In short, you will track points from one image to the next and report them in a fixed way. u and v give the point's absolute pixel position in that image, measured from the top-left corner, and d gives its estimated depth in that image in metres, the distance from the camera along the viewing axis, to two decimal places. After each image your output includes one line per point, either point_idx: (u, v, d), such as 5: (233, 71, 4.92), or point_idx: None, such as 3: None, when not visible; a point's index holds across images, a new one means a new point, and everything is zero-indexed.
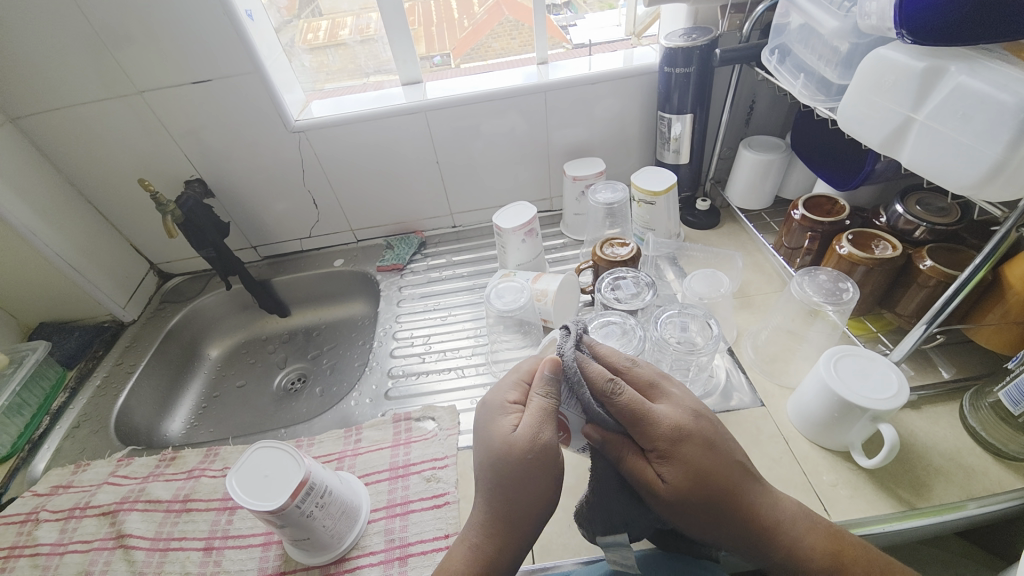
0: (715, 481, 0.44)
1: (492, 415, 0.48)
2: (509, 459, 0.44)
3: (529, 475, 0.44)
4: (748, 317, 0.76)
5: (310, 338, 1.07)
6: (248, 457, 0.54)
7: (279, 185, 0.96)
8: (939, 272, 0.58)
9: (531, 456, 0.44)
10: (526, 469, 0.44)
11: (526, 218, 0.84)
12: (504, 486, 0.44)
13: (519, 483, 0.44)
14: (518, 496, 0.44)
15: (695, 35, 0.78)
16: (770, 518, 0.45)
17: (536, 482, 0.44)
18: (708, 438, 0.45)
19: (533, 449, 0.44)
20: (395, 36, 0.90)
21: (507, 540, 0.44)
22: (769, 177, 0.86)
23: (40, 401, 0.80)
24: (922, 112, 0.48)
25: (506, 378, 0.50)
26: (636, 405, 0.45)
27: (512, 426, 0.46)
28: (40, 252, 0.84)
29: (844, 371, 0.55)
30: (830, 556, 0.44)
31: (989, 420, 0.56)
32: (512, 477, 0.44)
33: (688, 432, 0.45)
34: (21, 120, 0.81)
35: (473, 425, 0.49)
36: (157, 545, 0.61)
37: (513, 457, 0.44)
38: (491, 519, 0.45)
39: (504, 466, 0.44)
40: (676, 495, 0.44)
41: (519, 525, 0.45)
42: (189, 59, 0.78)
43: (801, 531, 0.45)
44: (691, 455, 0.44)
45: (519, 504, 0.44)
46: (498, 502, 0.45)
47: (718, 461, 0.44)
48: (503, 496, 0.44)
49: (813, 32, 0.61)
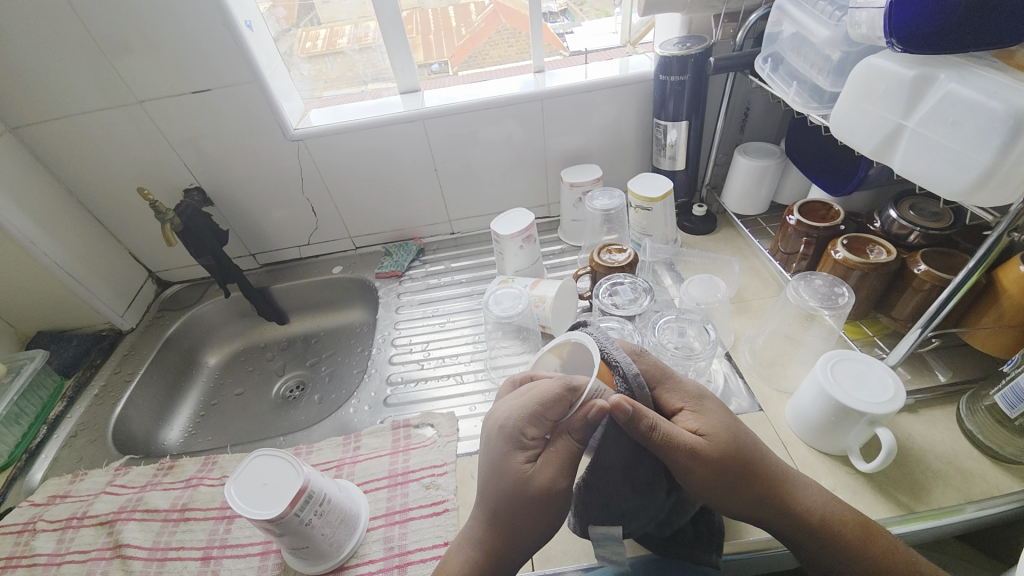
0: (742, 435, 0.47)
1: (505, 443, 0.44)
2: (521, 496, 0.43)
3: (537, 512, 0.43)
4: (746, 322, 0.77)
5: (309, 345, 1.07)
6: (247, 465, 0.54)
7: (278, 193, 0.97)
8: (934, 276, 0.59)
9: (545, 497, 0.43)
10: (535, 506, 0.43)
11: (524, 225, 0.84)
12: (507, 513, 0.44)
13: (527, 517, 0.44)
14: (517, 526, 0.44)
15: (689, 43, 0.79)
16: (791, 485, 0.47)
17: (540, 517, 0.44)
18: (722, 404, 0.50)
19: (549, 493, 0.43)
20: (394, 45, 0.91)
21: (502, 560, 0.45)
22: (765, 182, 0.87)
23: (37, 410, 0.80)
24: (913, 119, 0.48)
25: (522, 410, 0.44)
26: (662, 367, 0.50)
27: (527, 462, 0.44)
28: (38, 261, 0.84)
29: (842, 376, 0.55)
30: (859, 527, 0.45)
31: (986, 423, 0.56)
32: (520, 511, 0.43)
33: (708, 396, 0.50)
34: (20, 130, 0.82)
35: (482, 448, 0.46)
36: (154, 555, 0.61)
37: (524, 496, 0.43)
38: (488, 538, 0.45)
39: (513, 501, 0.43)
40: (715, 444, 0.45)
41: (515, 547, 0.44)
42: (189, 69, 0.79)
43: (829, 503, 0.46)
44: (715, 413, 0.48)
45: (518, 532, 0.44)
46: (498, 526, 0.44)
47: (738, 423, 0.48)
48: (504, 521, 0.44)
49: (805, 41, 0.62)
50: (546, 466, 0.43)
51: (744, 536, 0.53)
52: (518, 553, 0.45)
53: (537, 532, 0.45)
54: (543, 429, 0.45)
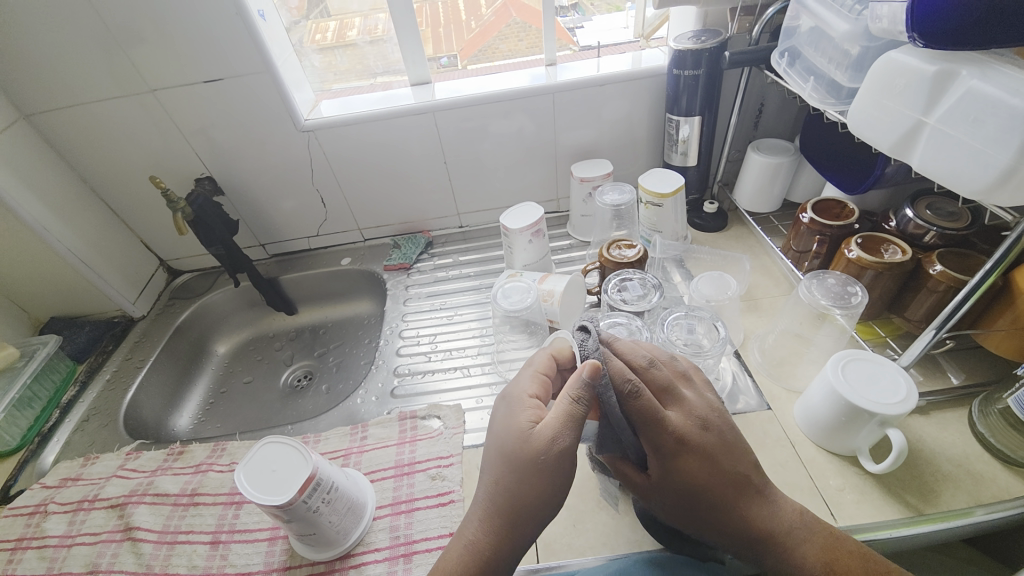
0: (708, 489, 0.44)
1: (510, 408, 0.47)
2: (522, 456, 0.43)
3: (537, 476, 0.43)
4: (756, 320, 0.76)
5: (317, 335, 1.08)
6: (257, 452, 0.54)
7: (287, 184, 0.97)
8: (950, 277, 0.58)
9: (545, 456, 0.43)
10: (539, 466, 0.43)
11: (533, 219, 0.84)
12: (508, 480, 0.44)
13: (529, 483, 0.43)
14: (523, 494, 0.43)
15: (704, 37, 0.78)
16: (761, 526, 0.45)
17: (541, 482, 0.43)
18: (712, 450, 0.45)
19: (550, 449, 0.43)
20: (405, 36, 0.91)
21: (504, 535, 0.43)
22: (778, 180, 0.86)
23: (50, 394, 0.81)
24: (933, 116, 0.48)
25: (524, 375, 0.50)
26: (651, 409, 0.43)
27: (530, 422, 0.45)
28: (52, 247, 0.85)
29: (854, 376, 0.55)
30: (819, 565, 0.43)
31: (998, 426, 0.56)
32: (521, 476, 0.43)
33: (691, 443, 0.44)
34: (34, 117, 0.83)
35: (490, 416, 0.49)
36: (164, 538, 0.62)
37: (526, 455, 0.43)
38: (489, 511, 0.44)
39: (515, 464, 0.43)
40: (664, 493, 0.46)
41: (518, 524, 0.43)
42: (201, 59, 0.79)
43: (798, 540, 0.44)
44: (687, 464, 0.44)
45: (523, 500, 0.43)
46: (504, 495, 0.44)
47: (716, 473, 0.44)
48: (504, 492, 0.44)
49: (823, 35, 0.61)
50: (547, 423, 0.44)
51: None
52: (524, 530, 0.44)
53: (543, 506, 0.43)
54: (545, 391, 0.49)
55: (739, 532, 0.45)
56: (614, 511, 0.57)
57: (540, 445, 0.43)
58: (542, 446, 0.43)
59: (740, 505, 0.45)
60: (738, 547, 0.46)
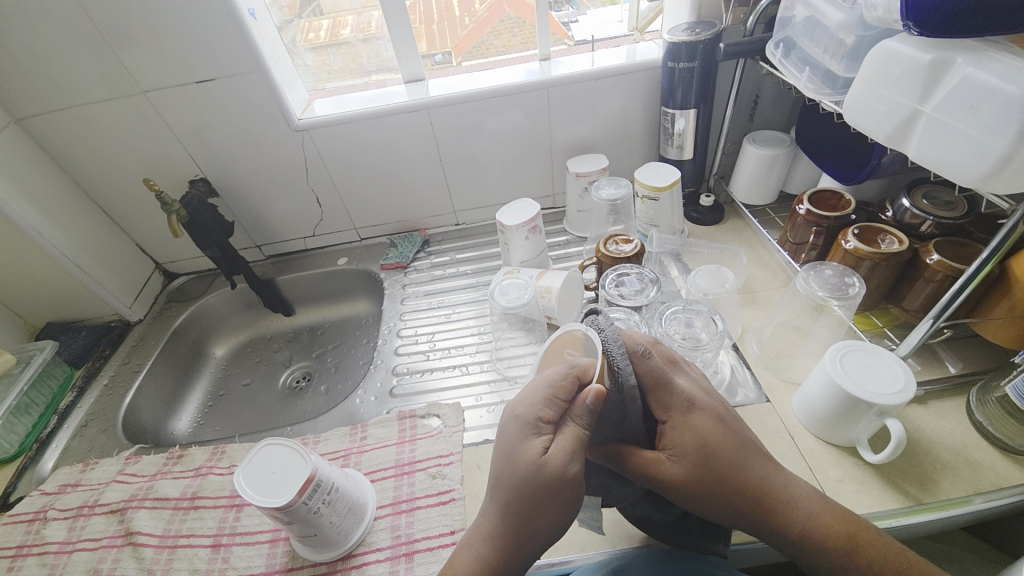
0: (722, 453, 0.44)
1: (519, 432, 0.45)
2: (533, 485, 0.42)
3: (549, 502, 0.42)
4: (753, 313, 0.76)
5: (314, 336, 1.07)
6: (254, 455, 0.54)
7: (282, 184, 0.96)
8: (946, 266, 0.58)
9: (557, 484, 0.42)
10: (549, 494, 0.42)
11: (529, 215, 0.84)
12: (519, 505, 0.43)
13: (541, 509, 0.42)
14: (531, 520, 0.43)
15: (698, 30, 0.77)
16: (775, 496, 0.44)
17: (552, 508, 0.42)
18: (719, 413, 0.47)
19: (561, 479, 0.42)
20: (397, 34, 0.90)
21: (514, 551, 0.44)
22: (774, 171, 0.86)
23: (47, 400, 0.81)
24: (929, 104, 0.47)
25: (535, 393, 0.45)
26: (661, 371, 0.46)
27: (542, 449, 0.43)
28: (47, 252, 0.84)
29: (851, 366, 0.55)
30: (845, 537, 0.43)
31: (997, 414, 0.56)
32: (532, 503, 0.42)
33: (700, 407, 0.46)
34: (25, 121, 0.82)
35: (498, 435, 0.47)
36: (165, 542, 0.62)
37: (536, 485, 0.42)
38: (500, 531, 0.44)
39: (526, 492, 0.42)
40: (679, 465, 0.44)
41: (527, 543, 0.44)
42: (192, 60, 0.78)
43: (816, 505, 0.44)
44: (699, 426, 0.45)
45: (530, 524, 0.43)
46: (512, 518, 0.43)
47: (727, 437, 0.45)
48: (512, 515, 0.43)
49: (818, 25, 0.60)
50: (558, 451, 0.43)
51: None
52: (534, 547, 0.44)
53: (553, 527, 0.43)
54: (559, 411, 0.45)
55: (755, 506, 0.44)
56: (613, 506, 0.57)
57: (553, 475, 0.42)
58: (555, 476, 0.42)
59: (754, 473, 0.44)
60: (756, 524, 0.45)
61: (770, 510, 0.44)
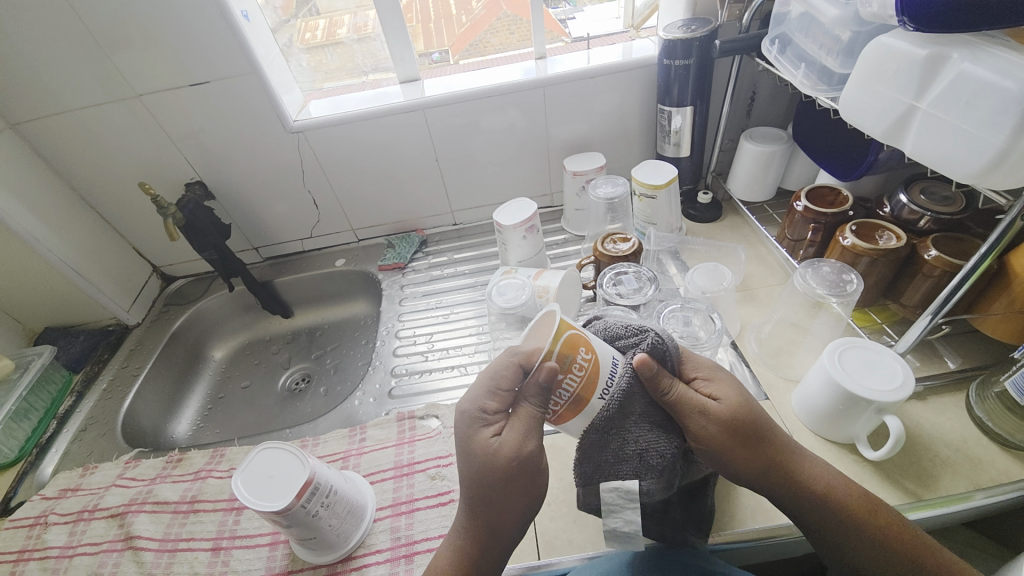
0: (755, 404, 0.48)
1: (468, 425, 0.46)
2: (490, 470, 0.43)
3: (511, 484, 0.44)
4: (752, 310, 0.76)
5: (313, 338, 1.07)
6: (253, 458, 0.54)
7: (278, 187, 0.96)
8: (944, 262, 0.57)
9: (515, 465, 0.44)
10: (509, 476, 0.43)
11: (526, 215, 0.83)
12: (482, 494, 0.44)
13: (508, 497, 0.44)
14: (498, 504, 0.44)
15: (694, 26, 0.77)
16: (800, 457, 0.47)
17: (516, 490, 0.44)
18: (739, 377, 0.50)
19: (518, 457, 0.43)
20: (392, 33, 0.90)
21: (487, 547, 0.44)
22: (771, 168, 0.85)
23: (47, 405, 0.81)
24: (925, 100, 0.47)
25: (478, 386, 0.47)
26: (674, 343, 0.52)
27: (493, 434, 0.45)
28: (44, 257, 0.84)
29: (850, 364, 0.54)
30: (863, 501, 0.45)
31: (996, 410, 0.56)
32: (492, 490, 0.44)
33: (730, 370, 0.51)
34: (20, 126, 0.82)
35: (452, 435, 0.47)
36: (165, 546, 0.62)
37: (494, 469, 0.43)
38: (470, 520, 0.45)
39: (488, 486, 0.44)
40: (725, 406, 0.46)
41: (501, 531, 0.45)
42: (186, 63, 0.78)
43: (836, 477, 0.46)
44: (729, 381, 0.49)
45: (498, 510, 0.44)
46: (478, 508, 0.44)
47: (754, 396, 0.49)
48: (478, 505, 0.44)
49: (813, 21, 0.60)
50: (512, 437, 0.44)
51: (740, 527, 0.53)
52: (511, 538, 0.46)
53: (522, 513, 0.45)
54: (505, 402, 0.46)
55: (777, 457, 0.46)
56: None
57: (515, 458, 0.44)
58: (518, 458, 0.44)
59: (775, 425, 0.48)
60: (773, 478, 0.46)
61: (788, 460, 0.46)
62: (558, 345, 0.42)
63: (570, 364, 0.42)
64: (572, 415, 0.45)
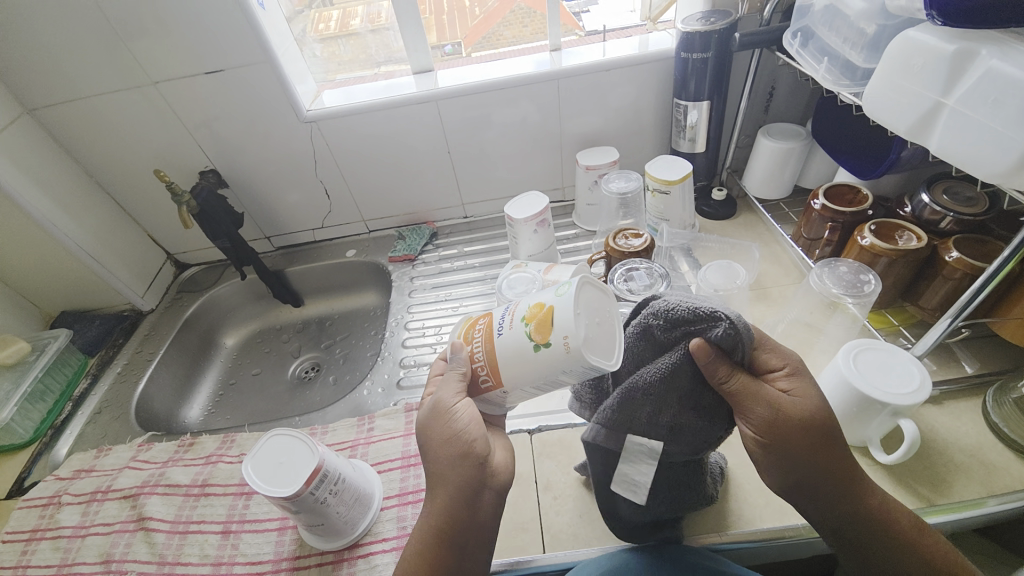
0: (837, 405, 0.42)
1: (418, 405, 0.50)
2: (425, 430, 0.45)
3: (444, 437, 0.44)
4: (765, 309, 0.75)
5: (323, 327, 1.08)
6: (264, 444, 0.55)
7: (291, 176, 0.96)
8: (966, 264, 0.56)
9: (441, 418, 0.44)
10: (439, 429, 0.44)
11: (538, 208, 0.83)
12: (428, 455, 0.45)
13: (440, 456, 0.44)
14: (441, 461, 0.44)
15: (714, 19, 0.75)
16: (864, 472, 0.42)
17: (449, 442, 0.44)
18: None
19: (442, 411, 0.44)
20: (406, 23, 0.89)
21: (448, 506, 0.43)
22: (789, 165, 0.84)
23: (62, 387, 0.83)
24: (953, 97, 0.46)
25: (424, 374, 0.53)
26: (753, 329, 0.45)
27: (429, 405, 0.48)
28: (60, 241, 0.85)
29: (865, 366, 0.53)
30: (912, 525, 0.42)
31: (1012, 416, 0.55)
32: (432, 448, 0.44)
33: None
34: (37, 111, 0.83)
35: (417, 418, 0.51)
36: (176, 528, 0.63)
37: (427, 427, 0.45)
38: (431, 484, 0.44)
39: (420, 448, 0.45)
40: (801, 410, 0.41)
41: (458, 488, 0.43)
42: (201, 50, 0.78)
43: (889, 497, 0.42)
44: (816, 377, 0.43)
45: (446, 467, 0.43)
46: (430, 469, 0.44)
47: None
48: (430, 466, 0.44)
49: (838, 14, 0.58)
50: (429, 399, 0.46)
51: (747, 526, 0.53)
52: (463, 500, 0.43)
53: (461, 469, 0.43)
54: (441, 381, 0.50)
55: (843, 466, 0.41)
56: None
57: (430, 414, 0.45)
58: (434, 414, 0.45)
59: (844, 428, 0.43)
60: (825, 490, 0.41)
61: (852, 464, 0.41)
62: (464, 328, 0.47)
63: (468, 335, 0.46)
64: (494, 366, 0.43)
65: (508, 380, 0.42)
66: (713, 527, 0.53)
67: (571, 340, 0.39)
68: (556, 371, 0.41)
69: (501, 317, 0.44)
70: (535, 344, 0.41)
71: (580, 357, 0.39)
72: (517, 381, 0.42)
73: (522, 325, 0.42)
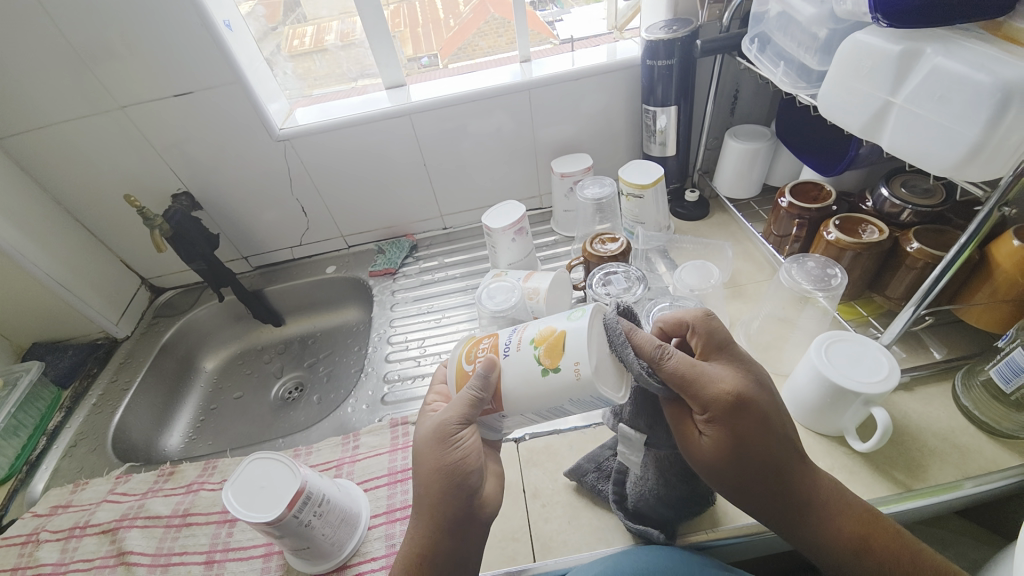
0: (757, 447, 0.44)
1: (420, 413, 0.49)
2: (424, 448, 0.44)
3: (439, 460, 0.43)
4: (741, 306, 0.77)
5: (306, 345, 1.07)
6: (244, 469, 0.54)
7: (267, 196, 0.96)
8: (926, 254, 0.58)
9: (442, 438, 0.43)
10: (438, 448, 0.44)
11: (514, 218, 0.84)
12: (423, 474, 0.44)
13: (431, 477, 0.44)
14: (435, 483, 0.43)
15: (676, 27, 0.78)
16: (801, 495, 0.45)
17: (444, 465, 0.43)
18: (766, 411, 0.44)
19: (444, 432, 0.43)
20: (376, 39, 0.90)
21: (432, 528, 0.43)
22: (757, 165, 0.86)
23: (36, 422, 0.80)
24: (901, 95, 0.48)
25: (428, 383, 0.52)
26: (686, 368, 0.43)
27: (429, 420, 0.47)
28: (28, 271, 0.83)
29: (836, 356, 0.55)
30: (855, 536, 0.44)
31: (982, 399, 0.56)
32: (428, 467, 0.44)
33: (748, 401, 0.43)
34: (2, 140, 0.81)
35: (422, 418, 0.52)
36: (158, 561, 0.61)
37: (427, 444, 0.44)
38: (419, 503, 0.44)
39: (415, 470, 0.45)
40: (711, 452, 0.44)
41: (447, 509, 0.43)
42: (168, 73, 0.77)
43: (833, 512, 0.45)
44: (744, 421, 0.43)
45: (438, 489, 0.43)
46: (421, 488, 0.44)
47: (767, 436, 0.44)
48: (422, 487, 0.44)
49: (791, 20, 0.61)
50: (432, 420, 0.45)
51: (734, 522, 0.54)
52: (447, 528, 0.43)
53: (452, 496, 0.43)
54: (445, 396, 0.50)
55: (774, 496, 0.45)
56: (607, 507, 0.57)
57: (431, 436, 0.44)
58: (433, 437, 0.44)
59: (778, 444, 0.44)
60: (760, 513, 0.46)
61: (789, 482, 0.45)
62: (467, 347, 0.47)
63: (472, 354, 0.45)
64: (499, 389, 0.42)
65: (512, 405, 0.42)
66: (701, 525, 0.54)
67: (583, 367, 0.39)
68: (563, 397, 0.40)
69: (507, 338, 0.44)
70: (544, 368, 0.41)
71: (591, 384, 0.39)
72: (524, 407, 0.42)
73: (531, 347, 0.42)
